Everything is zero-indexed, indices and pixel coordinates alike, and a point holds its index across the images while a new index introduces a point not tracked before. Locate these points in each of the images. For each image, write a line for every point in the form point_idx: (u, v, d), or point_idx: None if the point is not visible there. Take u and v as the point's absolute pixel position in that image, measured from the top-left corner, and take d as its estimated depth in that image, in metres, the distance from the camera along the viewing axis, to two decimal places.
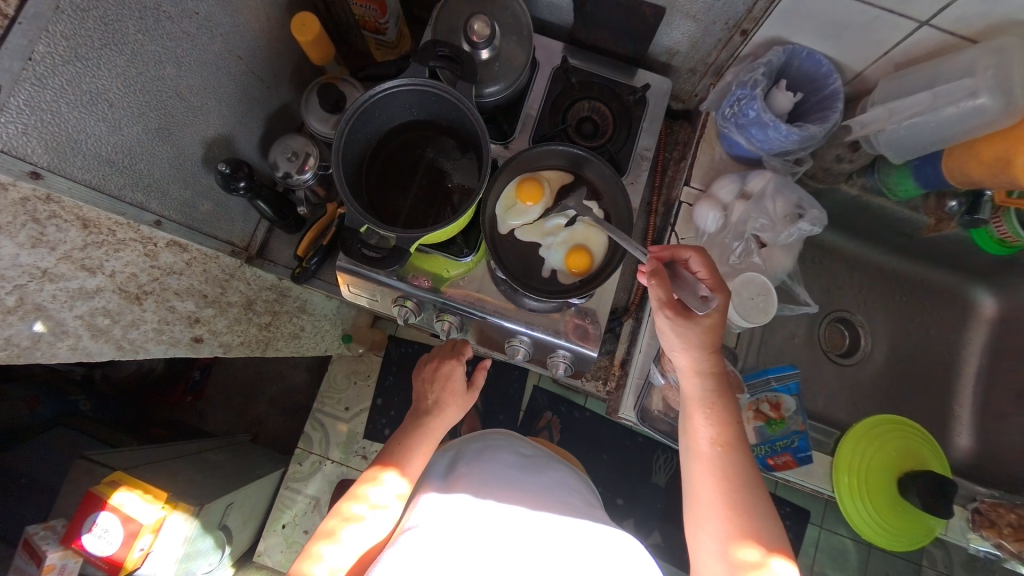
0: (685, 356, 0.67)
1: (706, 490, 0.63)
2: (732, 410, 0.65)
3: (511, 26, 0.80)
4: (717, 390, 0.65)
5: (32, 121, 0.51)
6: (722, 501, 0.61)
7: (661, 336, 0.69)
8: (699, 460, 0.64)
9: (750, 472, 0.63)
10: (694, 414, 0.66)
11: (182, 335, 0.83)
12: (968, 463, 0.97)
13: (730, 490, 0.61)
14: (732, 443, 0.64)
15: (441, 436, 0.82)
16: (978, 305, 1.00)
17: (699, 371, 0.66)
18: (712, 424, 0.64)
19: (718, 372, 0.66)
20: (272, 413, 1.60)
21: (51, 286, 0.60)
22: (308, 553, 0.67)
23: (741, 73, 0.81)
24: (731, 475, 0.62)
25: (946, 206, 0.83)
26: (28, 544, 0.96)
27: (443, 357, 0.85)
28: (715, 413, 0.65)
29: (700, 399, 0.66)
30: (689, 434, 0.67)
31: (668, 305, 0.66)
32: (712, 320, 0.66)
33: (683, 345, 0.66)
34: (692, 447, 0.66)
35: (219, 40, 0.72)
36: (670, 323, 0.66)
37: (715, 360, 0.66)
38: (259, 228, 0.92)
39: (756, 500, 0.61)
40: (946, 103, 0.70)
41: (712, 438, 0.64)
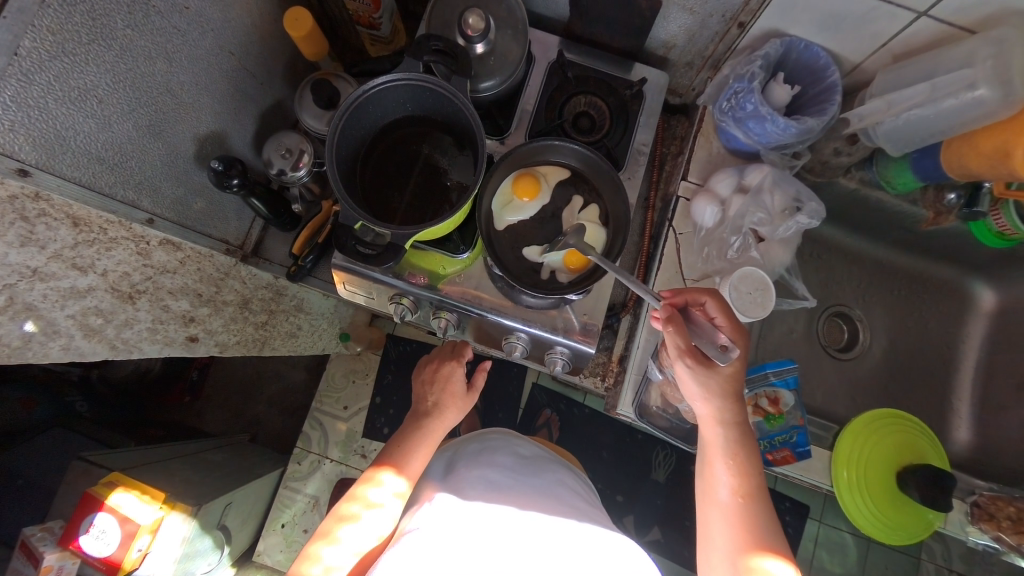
0: (706, 405, 0.66)
1: (723, 536, 0.63)
2: (754, 462, 0.64)
3: (506, 20, 0.79)
4: (738, 440, 0.65)
5: (19, 118, 0.50)
6: (739, 551, 0.61)
7: (681, 384, 0.68)
8: (717, 508, 0.64)
9: (769, 522, 0.63)
10: (714, 463, 0.65)
11: (176, 335, 0.82)
12: (967, 456, 0.97)
13: (750, 542, 0.61)
14: (753, 492, 0.64)
15: (441, 438, 0.81)
16: (976, 299, 0.99)
17: (720, 421, 0.65)
18: (732, 474, 0.64)
19: (741, 422, 0.65)
20: (271, 412, 1.60)
21: (42, 285, 0.59)
22: (305, 554, 0.67)
23: (738, 66, 0.80)
24: (750, 525, 0.62)
25: (945, 199, 0.83)
26: (25, 545, 0.95)
27: (443, 358, 0.84)
28: (736, 463, 0.64)
29: (721, 449, 0.65)
30: (707, 480, 0.67)
31: (688, 355, 0.65)
32: (734, 371, 0.65)
33: (704, 395, 0.65)
34: (711, 493, 0.66)
35: (210, 35, 0.72)
36: (692, 373, 0.65)
37: (738, 410, 0.65)
38: (254, 227, 0.91)
39: (775, 550, 0.61)
40: (945, 94, 0.69)
41: (732, 486, 0.64)
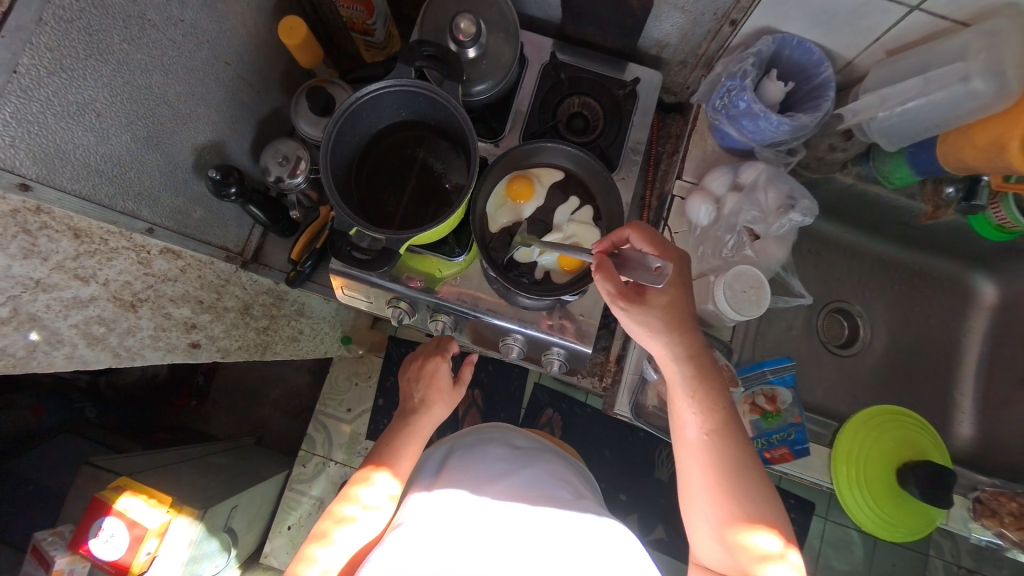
0: (656, 340, 0.64)
1: (697, 479, 0.61)
2: (716, 394, 0.62)
3: (497, 23, 0.79)
4: (698, 374, 0.62)
5: (19, 133, 0.51)
6: (714, 489, 0.60)
7: (626, 328, 0.66)
8: (687, 448, 0.63)
9: (743, 450, 0.61)
10: (677, 403, 0.63)
11: (179, 341, 0.83)
12: (971, 452, 0.96)
13: (721, 479, 0.59)
14: (720, 428, 0.61)
15: (431, 434, 0.82)
16: (979, 293, 0.98)
17: (676, 354, 0.63)
18: (695, 410, 0.62)
19: (696, 351, 0.63)
20: (276, 416, 1.61)
21: (45, 296, 0.60)
22: (301, 556, 0.67)
23: (731, 64, 0.80)
24: (721, 461, 0.60)
25: (944, 192, 0.81)
26: (37, 549, 0.97)
27: (428, 354, 0.84)
28: (698, 400, 0.62)
29: (681, 385, 0.63)
30: (675, 421, 0.64)
31: (620, 296, 0.63)
32: (670, 296, 0.64)
33: (650, 332, 0.64)
34: (680, 436, 0.64)
35: (206, 46, 0.73)
36: (627, 313, 0.63)
37: (688, 343, 0.63)
38: (253, 233, 0.92)
39: (747, 482, 0.59)
40: (939, 88, 0.69)
41: (698, 425, 0.62)
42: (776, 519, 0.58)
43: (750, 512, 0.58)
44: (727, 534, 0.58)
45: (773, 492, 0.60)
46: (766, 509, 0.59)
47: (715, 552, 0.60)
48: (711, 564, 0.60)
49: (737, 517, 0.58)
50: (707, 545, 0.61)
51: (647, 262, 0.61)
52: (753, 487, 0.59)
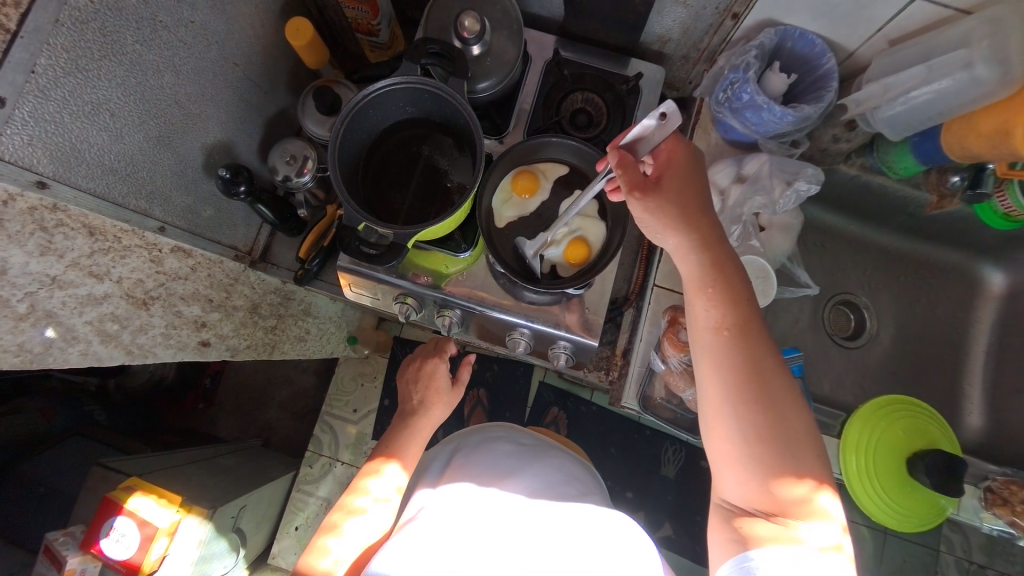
0: (670, 234, 0.61)
1: (712, 381, 0.57)
2: (736, 288, 0.58)
3: (501, 21, 0.80)
4: (716, 266, 0.58)
5: (37, 132, 0.52)
6: (731, 387, 0.55)
7: (642, 225, 0.63)
8: (702, 351, 0.58)
9: (765, 351, 0.56)
10: (694, 300, 0.59)
11: (189, 339, 0.84)
12: (980, 442, 0.96)
13: (740, 375, 0.54)
14: (740, 324, 0.57)
15: (430, 436, 0.82)
16: (986, 283, 0.98)
17: (690, 247, 0.60)
18: (714, 306, 0.58)
19: (714, 243, 0.59)
20: (283, 417, 1.62)
21: (61, 293, 0.61)
22: (314, 547, 0.68)
23: (733, 57, 0.80)
24: (739, 357, 0.55)
25: (949, 181, 0.82)
26: (49, 550, 0.98)
27: (426, 356, 0.85)
28: (716, 295, 0.58)
29: (697, 281, 0.59)
30: (691, 325, 0.60)
31: (637, 188, 0.60)
32: (683, 184, 0.61)
33: (664, 225, 0.61)
34: (696, 341, 0.59)
35: (215, 48, 0.74)
36: (643, 206, 0.60)
37: (706, 232, 0.60)
38: (261, 233, 0.93)
39: (770, 379, 0.54)
40: (942, 76, 0.69)
41: (716, 323, 0.57)
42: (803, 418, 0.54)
43: (776, 421, 0.53)
44: (752, 448, 0.53)
45: (802, 402, 0.55)
46: (794, 419, 0.53)
47: (741, 478, 0.54)
48: (738, 496, 0.55)
49: (762, 427, 0.53)
50: (733, 468, 0.55)
51: (646, 126, 0.58)
52: (778, 393, 0.54)
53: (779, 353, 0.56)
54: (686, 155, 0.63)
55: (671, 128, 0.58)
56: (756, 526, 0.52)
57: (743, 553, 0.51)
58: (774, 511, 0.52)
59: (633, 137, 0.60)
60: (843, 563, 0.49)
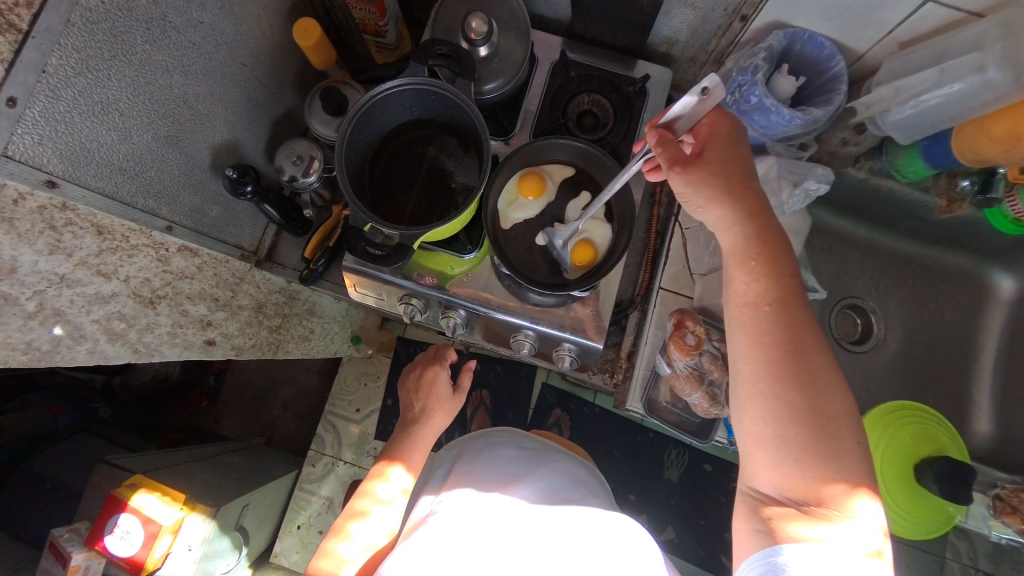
0: (713, 205, 0.60)
1: (750, 355, 0.56)
2: (780, 263, 0.57)
3: (509, 22, 0.80)
4: (760, 240, 0.57)
5: (47, 131, 0.52)
6: (769, 361, 0.54)
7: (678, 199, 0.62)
8: (741, 325, 0.57)
9: (807, 330, 0.55)
10: (735, 272, 0.58)
11: (195, 338, 0.85)
12: (988, 449, 0.95)
13: (779, 350, 0.54)
14: (782, 300, 0.56)
15: (432, 443, 0.82)
16: (996, 288, 0.97)
17: (734, 220, 0.59)
18: (755, 280, 0.57)
19: (759, 218, 0.58)
20: (286, 416, 1.62)
21: (69, 291, 0.61)
22: (322, 550, 0.68)
23: (741, 59, 0.80)
24: (780, 332, 0.54)
25: (958, 185, 0.81)
26: (54, 546, 0.98)
27: (426, 363, 0.85)
28: (759, 268, 0.57)
29: (739, 254, 0.58)
30: (730, 297, 0.59)
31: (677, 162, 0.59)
32: (726, 157, 0.60)
33: (705, 198, 0.60)
34: (734, 316, 0.58)
35: (223, 48, 0.74)
36: (684, 179, 0.60)
37: (750, 206, 0.59)
38: (267, 232, 0.93)
39: (811, 356, 0.53)
40: (953, 79, 0.69)
41: (757, 296, 0.56)
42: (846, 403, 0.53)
43: (814, 402, 0.52)
44: (788, 426, 0.52)
45: (844, 386, 0.53)
46: (834, 400, 0.52)
47: (776, 460, 0.53)
48: (771, 480, 0.54)
49: (799, 405, 0.52)
50: (766, 448, 0.54)
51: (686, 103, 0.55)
52: (818, 371, 0.53)
53: (822, 334, 0.55)
54: (729, 129, 0.62)
55: (713, 103, 0.54)
56: (787, 519, 0.52)
57: (773, 547, 0.51)
58: (809, 500, 0.51)
59: (672, 115, 0.57)
60: (880, 568, 0.48)
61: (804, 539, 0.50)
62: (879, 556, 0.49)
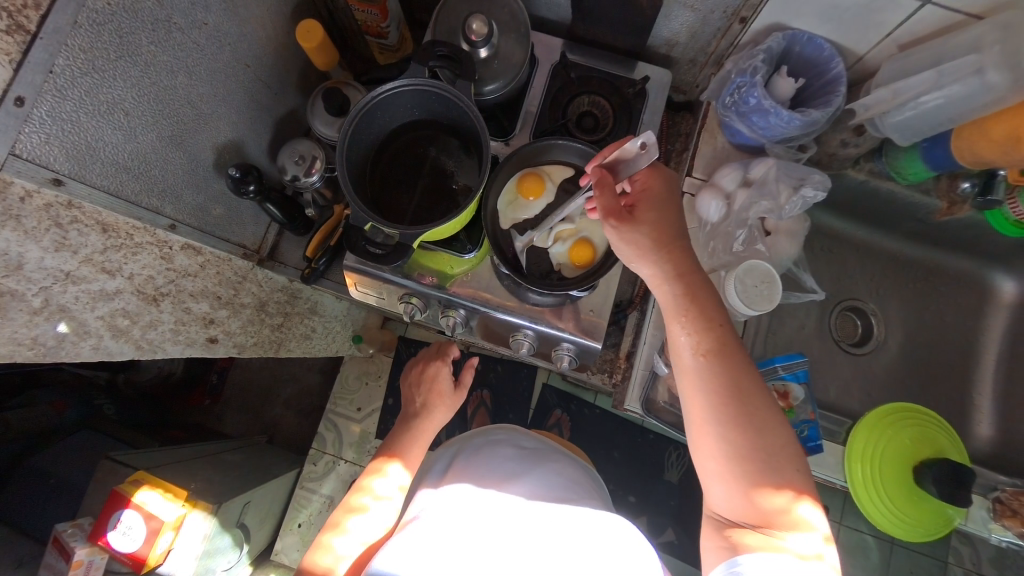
0: (644, 263, 0.61)
1: (695, 403, 0.57)
2: (710, 311, 0.58)
3: (509, 24, 0.81)
4: (689, 292, 0.59)
5: (54, 131, 0.53)
6: (711, 413, 0.56)
7: (615, 251, 0.63)
8: (684, 375, 0.58)
9: (744, 374, 0.56)
10: (670, 325, 0.59)
11: (198, 336, 0.86)
12: (989, 452, 0.94)
13: (719, 400, 0.55)
14: (717, 347, 0.57)
15: (432, 438, 0.82)
16: (997, 290, 0.97)
17: (664, 276, 0.60)
18: (692, 332, 0.58)
19: (688, 269, 0.60)
20: (288, 415, 1.63)
21: (74, 288, 0.63)
22: (317, 544, 0.69)
23: (740, 61, 0.80)
24: (718, 381, 0.56)
25: (959, 187, 0.82)
26: (58, 540, 0.99)
27: (429, 358, 0.85)
28: (691, 319, 0.58)
29: (673, 308, 0.59)
30: (669, 348, 0.60)
31: (610, 214, 0.59)
32: (659, 217, 0.61)
33: (637, 253, 0.60)
34: (675, 363, 0.60)
35: (227, 49, 0.75)
36: (618, 234, 0.60)
37: (683, 255, 0.60)
38: (269, 231, 0.94)
39: (749, 400, 0.55)
40: (952, 81, 0.69)
41: (693, 347, 0.58)
42: (785, 439, 0.54)
43: (756, 440, 0.54)
44: (735, 465, 0.54)
45: (784, 420, 0.55)
46: (777, 438, 0.54)
47: (727, 493, 0.55)
48: (729, 507, 0.55)
49: (744, 445, 0.54)
50: (715, 485, 0.56)
51: (628, 150, 0.60)
52: (758, 414, 0.54)
53: (756, 370, 0.57)
54: (664, 183, 0.63)
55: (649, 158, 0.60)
56: (743, 533, 0.53)
57: (733, 559, 0.52)
58: (758, 522, 0.53)
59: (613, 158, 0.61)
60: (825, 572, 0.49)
61: (758, 550, 0.51)
62: (821, 560, 0.50)
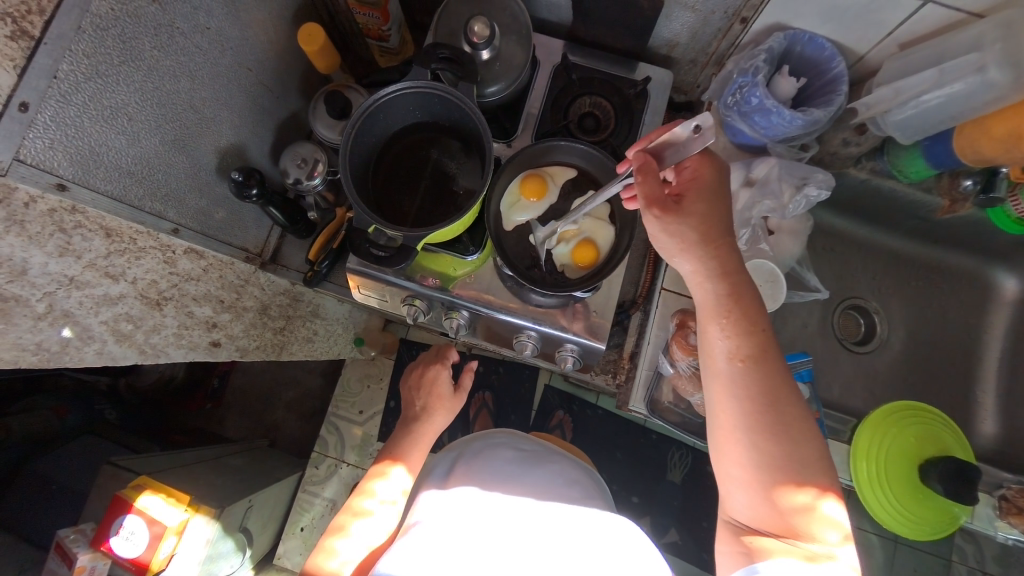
0: (686, 258, 0.60)
1: (726, 406, 0.57)
2: (751, 317, 0.57)
3: (511, 26, 0.81)
4: (732, 296, 0.58)
5: (58, 136, 0.53)
6: (745, 418, 0.55)
7: (656, 242, 0.62)
8: (717, 378, 0.58)
9: (782, 383, 0.56)
10: (708, 325, 0.59)
11: (201, 340, 0.86)
12: (993, 450, 0.94)
13: (754, 408, 0.55)
14: (755, 354, 0.56)
15: (432, 441, 0.82)
16: (999, 288, 0.97)
17: (707, 276, 0.59)
18: (728, 335, 0.57)
19: (732, 274, 0.59)
20: (290, 418, 1.63)
21: (78, 293, 0.62)
22: (321, 548, 0.69)
23: (741, 61, 0.80)
24: (753, 387, 0.55)
25: (961, 186, 0.81)
26: (60, 547, 0.99)
27: (429, 362, 0.85)
28: (732, 324, 0.57)
29: (713, 309, 0.58)
30: (704, 349, 0.60)
31: (654, 203, 0.59)
32: (705, 210, 0.60)
33: (681, 247, 0.60)
34: (709, 364, 0.59)
35: (229, 53, 0.75)
36: (661, 224, 0.60)
37: (726, 261, 0.59)
38: (271, 234, 0.94)
39: (786, 411, 0.54)
40: (953, 79, 0.69)
41: (730, 351, 0.57)
42: (818, 454, 0.54)
43: (789, 450, 0.53)
44: (765, 473, 0.54)
45: (819, 432, 0.55)
46: (808, 448, 0.54)
47: (752, 499, 0.55)
48: (751, 514, 0.55)
49: (775, 454, 0.54)
50: (738, 490, 0.56)
51: (678, 135, 0.56)
52: (792, 424, 0.54)
53: (795, 380, 0.57)
54: (714, 177, 0.61)
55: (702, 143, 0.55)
56: (764, 541, 0.53)
57: (750, 564, 0.52)
58: (783, 532, 0.53)
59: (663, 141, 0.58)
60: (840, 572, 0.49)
61: (778, 558, 0.51)
62: (836, 559, 0.50)
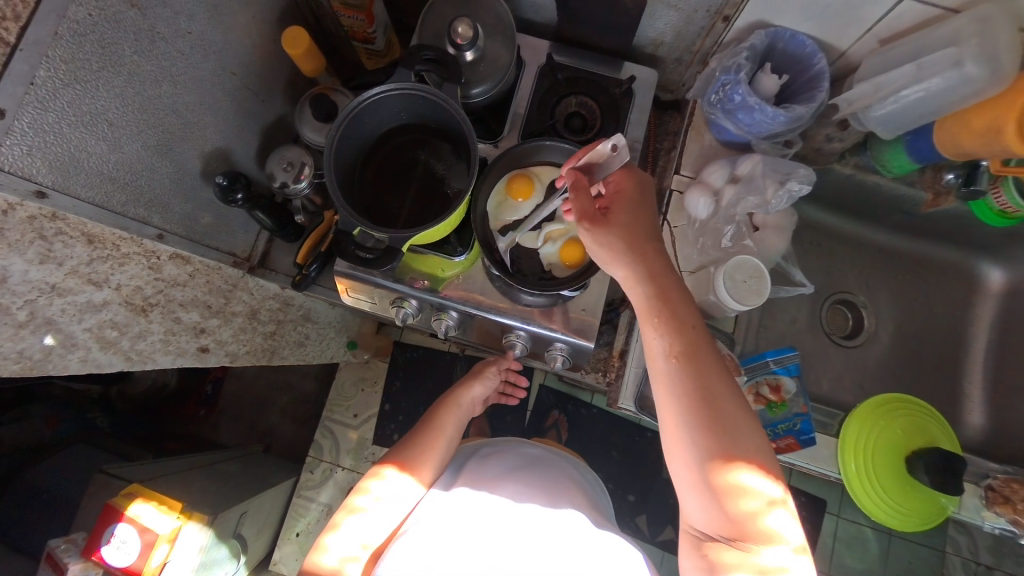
0: (618, 265, 0.62)
1: (667, 407, 0.58)
2: (682, 314, 0.59)
3: (495, 27, 0.81)
4: (661, 295, 0.60)
5: (36, 143, 0.53)
6: (681, 416, 0.56)
7: (592, 254, 0.65)
8: (657, 379, 0.59)
9: (715, 378, 0.57)
10: (644, 327, 0.60)
11: (188, 346, 0.86)
12: (981, 441, 0.95)
13: (688, 406, 0.56)
14: (688, 352, 0.58)
15: (460, 407, 0.87)
16: (985, 279, 0.98)
17: (637, 277, 0.61)
18: (662, 334, 0.59)
19: (659, 274, 0.61)
20: (284, 423, 1.62)
21: (60, 301, 0.62)
22: (316, 545, 0.69)
23: (725, 58, 0.81)
24: (687, 384, 0.57)
25: (944, 179, 0.82)
26: (51, 557, 0.98)
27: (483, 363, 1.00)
28: (664, 323, 0.59)
29: (645, 309, 0.60)
30: (644, 352, 0.61)
31: (585, 216, 0.62)
32: (632, 218, 0.64)
33: (611, 255, 0.62)
34: (650, 367, 0.60)
35: (212, 57, 0.75)
36: (591, 235, 0.62)
37: (653, 261, 0.61)
38: (259, 239, 0.93)
39: (718, 404, 0.56)
40: (932, 74, 0.70)
41: (666, 351, 0.59)
42: (756, 446, 0.55)
43: (727, 444, 0.54)
44: (707, 471, 0.54)
45: (756, 425, 0.56)
46: (746, 441, 0.55)
47: (700, 502, 0.56)
48: (704, 519, 0.56)
49: (714, 449, 0.54)
50: (688, 494, 0.57)
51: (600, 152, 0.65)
52: (729, 417, 0.55)
53: (729, 373, 0.58)
54: (634, 187, 0.66)
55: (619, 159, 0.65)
56: (720, 549, 0.54)
57: None
58: (734, 534, 0.53)
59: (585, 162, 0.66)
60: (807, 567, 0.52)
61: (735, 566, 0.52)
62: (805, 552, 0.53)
